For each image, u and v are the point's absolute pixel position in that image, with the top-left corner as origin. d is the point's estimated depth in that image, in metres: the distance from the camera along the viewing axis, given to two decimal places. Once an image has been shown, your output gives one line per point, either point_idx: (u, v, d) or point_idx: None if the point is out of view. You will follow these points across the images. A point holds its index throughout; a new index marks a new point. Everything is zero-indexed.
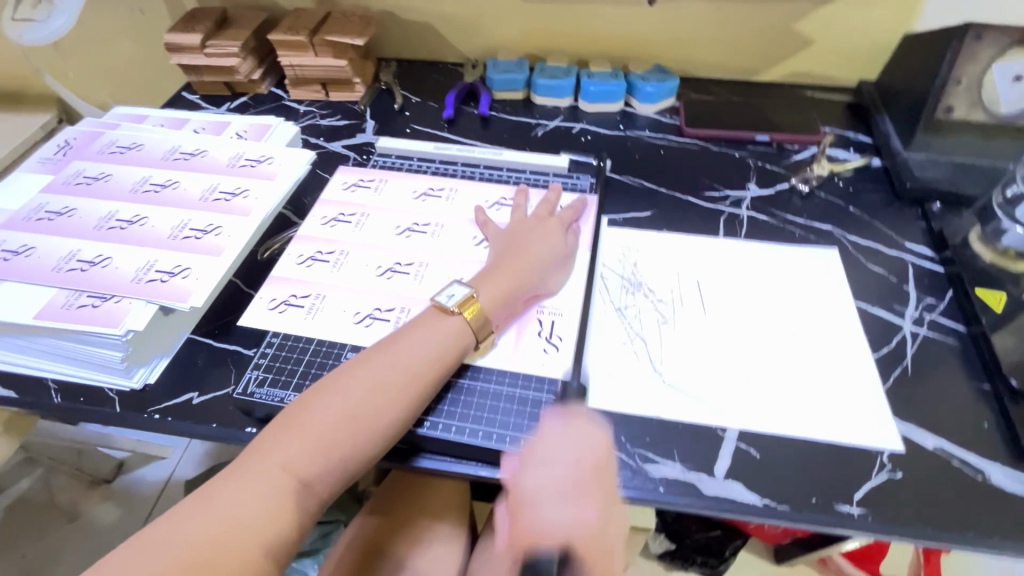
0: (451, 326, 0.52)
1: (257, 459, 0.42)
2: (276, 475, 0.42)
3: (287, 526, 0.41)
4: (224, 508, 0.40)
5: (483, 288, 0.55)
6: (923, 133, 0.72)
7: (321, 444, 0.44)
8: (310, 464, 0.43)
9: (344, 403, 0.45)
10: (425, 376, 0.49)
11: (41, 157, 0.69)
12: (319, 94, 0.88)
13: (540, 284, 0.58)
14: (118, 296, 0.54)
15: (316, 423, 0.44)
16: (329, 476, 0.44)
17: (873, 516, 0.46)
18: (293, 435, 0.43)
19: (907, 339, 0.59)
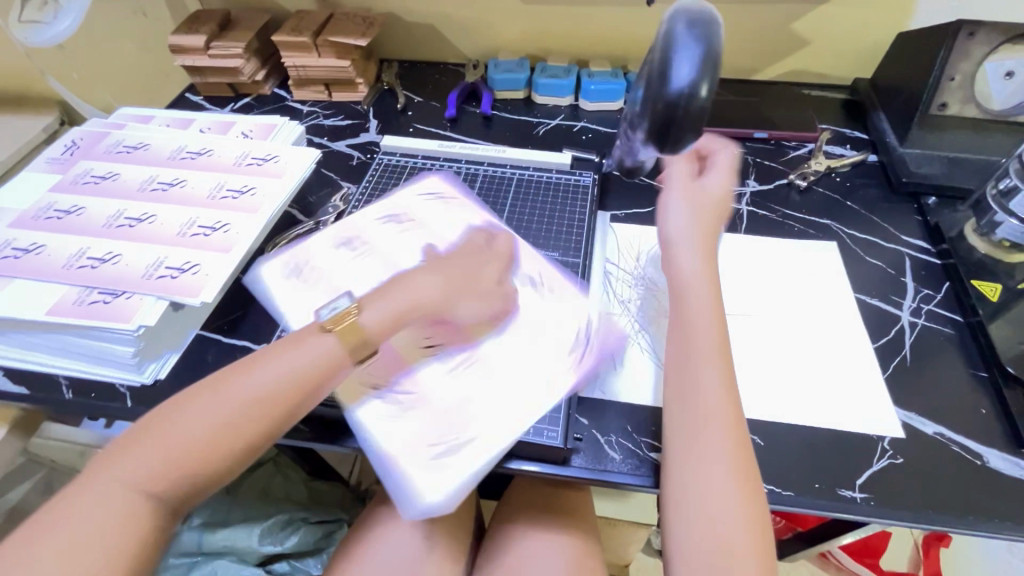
0: (322, 344, 0.46)
1: (94, 479, 0.39)
2: (124, 493, 0.39)
3: (119, 543, 0.38)
4: (59, 532, 0.37)
5: (369, 308, 0.48)
6: (918, 129, 0.74)
7: (176, 460, 0.40)
8: (160, 479, 0.40)
9: (205, 416, 0.41)
10: (299, 388, 0.44)
11: (48, 157, 0.69)
12: (322, 94, 0.89)
13: (443, 311, 0.52)
14: (129, 292, 0.54)
15: (171, 437, 0.40)
16: (176, 492, 0.40)
17: (875, 501, 0.47)
18: (147, 444, 0.40)
19: (905, 329, 0.60)
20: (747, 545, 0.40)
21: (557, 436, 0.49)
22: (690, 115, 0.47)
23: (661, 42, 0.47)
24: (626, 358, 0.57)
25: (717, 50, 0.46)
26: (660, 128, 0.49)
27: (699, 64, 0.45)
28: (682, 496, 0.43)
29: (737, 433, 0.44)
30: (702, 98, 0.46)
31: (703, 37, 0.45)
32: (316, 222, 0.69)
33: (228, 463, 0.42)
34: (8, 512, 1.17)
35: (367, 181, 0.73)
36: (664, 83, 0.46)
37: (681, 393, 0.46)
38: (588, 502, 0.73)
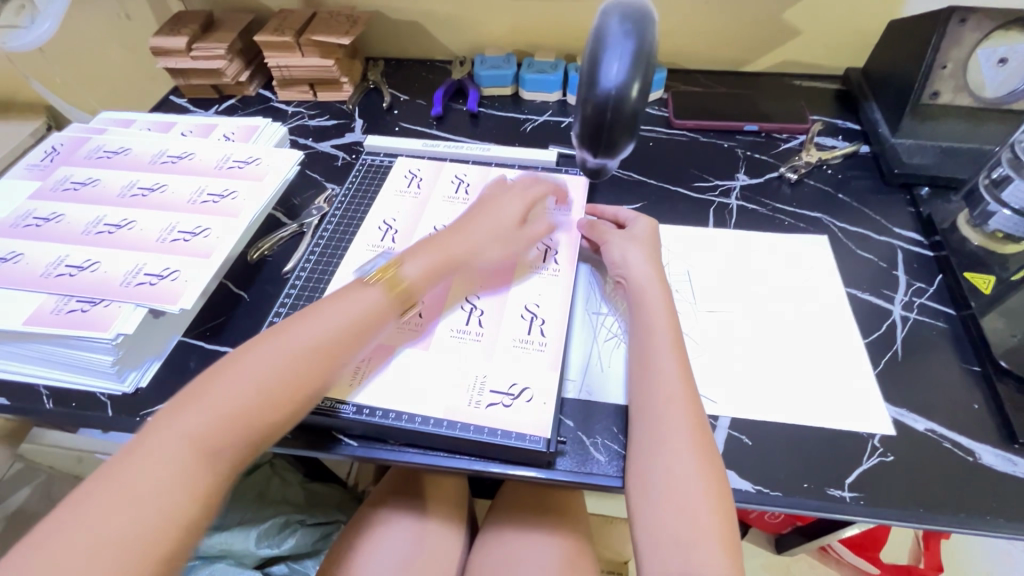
0: (371, 296, 0.51)
1: (153, 435, 0.41)
2: (182, 448, 0.40)
3: (190, 499, 0.39)
4: (122, 488, 0.38)
5: (411, 262, 0.55)
6: (910, 119, 0.72)
7: (228, 415, 0.42)
8: (216, 433, 0.41)
9: (257, 371, 0.44)
10: (344, 341, 0.48)
11: (27, 164, 0.69)
12: (307, 94, 0.88)
13: (470, 262, 0.58)
14: (107, 300, 0.53)
15: (224, 392, 0.43)
16: (234, 448, 0.42)
17: (865, 500, 0.47)
18: (198, 406, 0.42)
19: (897, 324, 0.59)
20: (713, 525, 0.42)
21: (540, 441, 0.48)
22: (621, 118, 0.44)
23: (592, 40, 0.44)
24: (612, 359, 0.56)
25: (651, 48, 0.43)
26: (594, 133, 0.45)
27: (632, 60, 0.42)
28: (650, 481, 0.45)
29: (697, 419, 0.47)
30: (633, 100, 0.43)
31: (633, 33, 0.42)
32: (299, 224, 0.68)
33: (278, 418, 0.44)
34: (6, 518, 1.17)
35: (350, 182, 0.72)
36: (592, 83, 0.43)
37: (644, 381, 0.50)
38: (580, 502, 0.72)
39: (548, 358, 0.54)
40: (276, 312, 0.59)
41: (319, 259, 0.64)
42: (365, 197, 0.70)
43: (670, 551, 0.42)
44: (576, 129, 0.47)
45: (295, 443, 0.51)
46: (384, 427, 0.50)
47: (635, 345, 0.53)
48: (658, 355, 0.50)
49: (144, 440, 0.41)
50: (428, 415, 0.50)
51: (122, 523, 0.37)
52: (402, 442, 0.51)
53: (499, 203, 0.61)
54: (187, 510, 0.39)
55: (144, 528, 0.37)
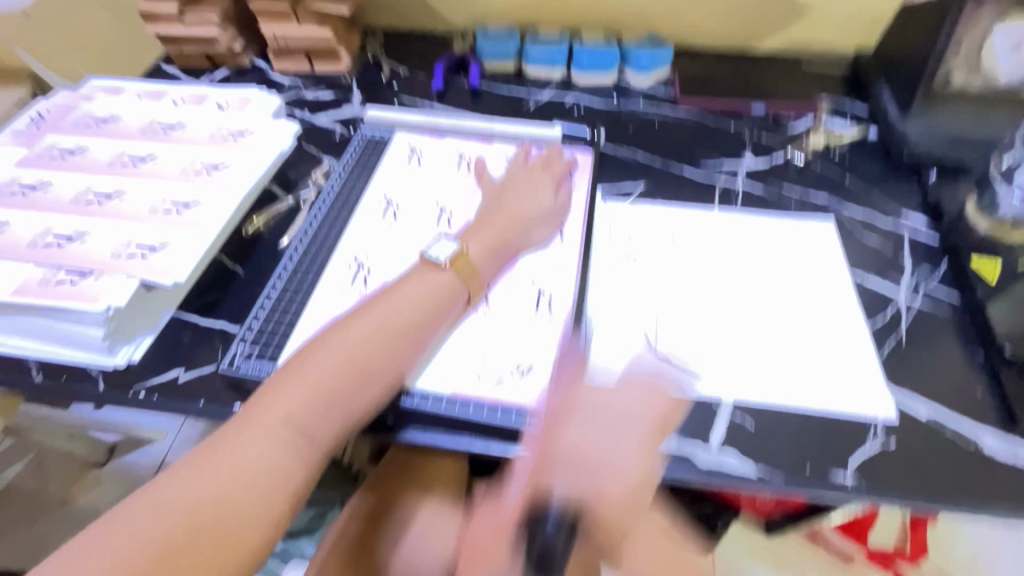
0: (441, 279, 0.52)
1: (253, 413, 0.43)
2: (279, 429, 0.42)
3: (291, 477, 0.42)
4: (230, 464, 0.40)
5: (471, 242, 0.56)
6: (920, 103, 0.70)
7: (323, 400, 0.44)
8: (312, 415, 0.43)
9: (343, 354, 0.46)
10: (422, 323, 0.50)
11: (13, 130, 0.66)
12: (304, 65, 0.85)
13: (526, 233, 0.59)
14: (97, 272, 0.52)
15: (317, 375, 0.44)
16: (328, 429, 0.44)
17: (866, 485, 0.47)
18: (292, 388, 0.43)
19: (901, 310, 0.58)
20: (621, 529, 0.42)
21: (539, 420, 0.48)
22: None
23: None
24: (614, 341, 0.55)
25: None
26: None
27: None
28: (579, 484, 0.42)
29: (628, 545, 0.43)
30: None
31: None
32: (296, 199, 0.67)
33: (366, 403, 0.46)
34: None
35: (348, 156, 0.70)
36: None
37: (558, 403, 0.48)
38: None
39: (553, 334, 0.53)
40: (273, 285, 0.57)
41: (316, 234, 0.62)
42: (365, 171, 0.68)
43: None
44: None
45: None
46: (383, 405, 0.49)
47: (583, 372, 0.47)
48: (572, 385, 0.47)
49: (244, 418, 0.42)
50: (428, 391, 0.50)
51: (229, 498, 0.39)
52: (401, 421, 0.50)
53: (533, 181, 0.63)
54: (291, 487, 0.42)
55: (252, 500, 0.40)
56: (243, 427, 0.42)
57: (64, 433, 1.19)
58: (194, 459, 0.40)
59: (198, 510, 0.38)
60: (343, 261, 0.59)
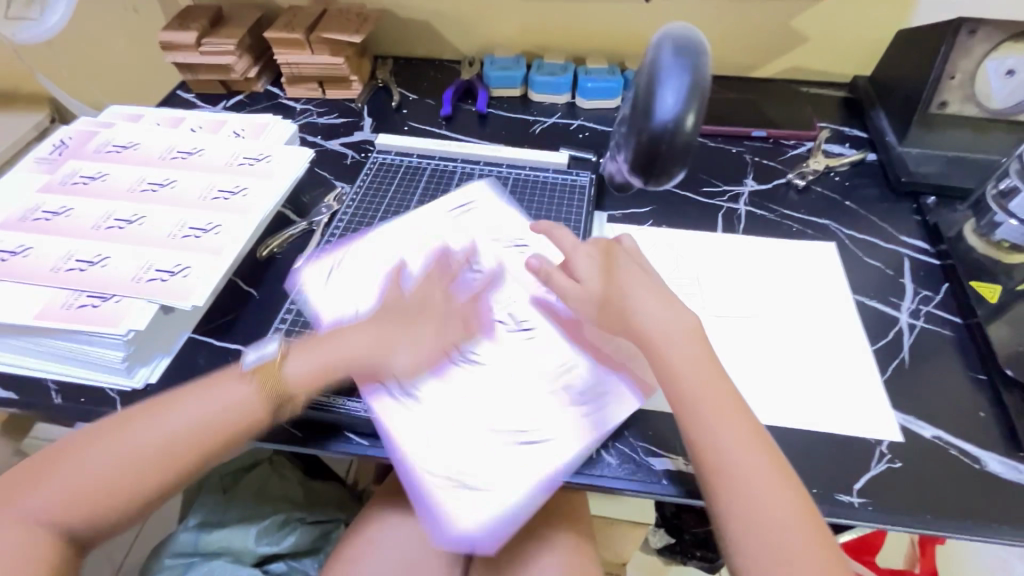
0: (239, 389, 0.48)
1: (65, 462, 0.43)
2: (29, 526, 0.41)
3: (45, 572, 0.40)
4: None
5: (296, 355, 0.50)
6: (917, 128, 0.73)
7: (126, 463, 0.43)
8: (114, 475, 0.43)
9: (180, 422, 0.45)
10: (219, 422, 0.46)
11: (36, 157, 0.68)
12: (316, 91, 0.87)
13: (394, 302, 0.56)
14: (118, 296, 0.53)
15: (91, 469, 0.43)
16: (132, 492, 0.44)
17: (873, 506, 0.47)
18: (51, 481, 0.42)
19: (904, 331, 0.59)
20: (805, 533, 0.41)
21: None
22: (676, 144, 0.51)
23: (649, 73, 0.51)
24: None
25: (702, 82, 0.50)
26: (649, 158, 0.52)
27: (684, 95, 0.49)
28: (738, 508, 0.42)
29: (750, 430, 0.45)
30: (687, 127, 0.50)
31: (690, 69, 0.49)
32: (309, 222, 0.68)
33: (175, 476, 0.45)
34: None
35: (360, 181, 0.72)
36: (651, 112, 0.50)
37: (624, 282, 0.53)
38: (584, 504, 0.72)
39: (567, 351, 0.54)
40: (287, 310, 0.59)
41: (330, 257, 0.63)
42: (376, 195, 0.70)
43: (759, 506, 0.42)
44: (630, 155, 0.54)
45: (306, 443, 0.51)
46: None
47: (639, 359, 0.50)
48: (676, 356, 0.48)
49: (25, 491, 0.42)
50: None
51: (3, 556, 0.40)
52: None
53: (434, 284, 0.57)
54: None
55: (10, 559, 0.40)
56: (46, 477, 0.43)
57: None
58: None
59: None
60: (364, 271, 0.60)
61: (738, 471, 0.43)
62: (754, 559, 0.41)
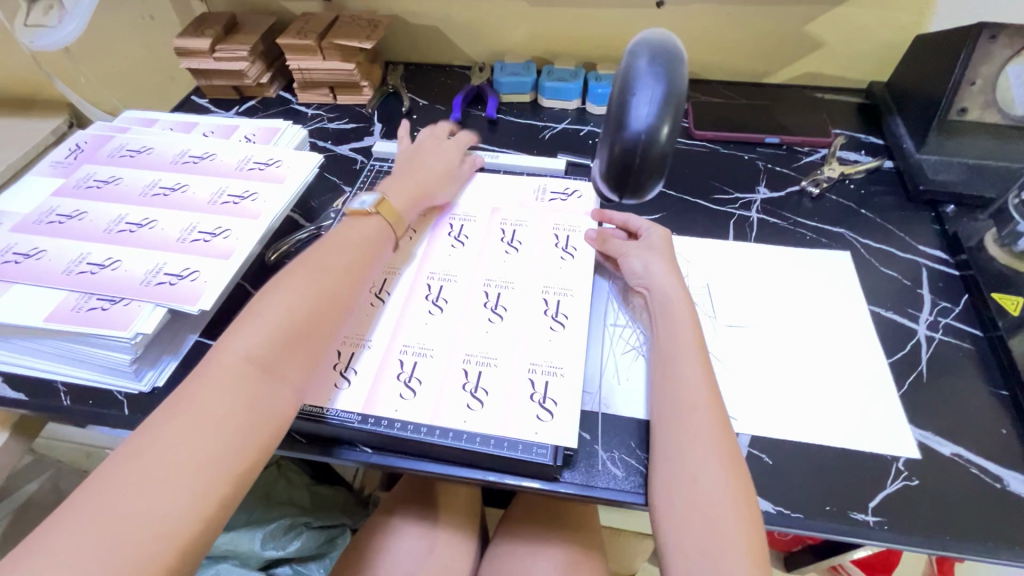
0: (372, 223, 0.56)
1: (215, 360, 0.42)
2: (235, 374, 0.41)
3: (255, 418, 0.41)
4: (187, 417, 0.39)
5: (392, 193, 0.61)
6: (936, 135, 0.71)
7: (278, 339, 0.44)
8: (271, 347, 0.43)
9: (295, 292, 0.47)
10: (362, 265, 0.52)
11: (51, 161, 0.69)
12: (327, 97, 0.88)
13: (436, 195, 0.65)
14: (128, 299, 0.53)
15: (273, 315, 0.45)
16: (293, 364, 0.44)
17: (889, 525, 0.45)
18: (244, 333, 0.44)
19: (921, 344, 0.58)
20: (741, 544, 0.41)
21: (546, 454, 0.47)
22: (648, 162, 0.47)
23: (622, 79, 0.47)
24: (629, 372, 0.55)
25: (680, 90, 0.46)
26: (620, 175, 0.49)
27: (660, 104, 0.45)
28: (676, 490, 0.44)
29: (722, 427, 0.46)
30: (662, 140, 0.46)
31: (664, 75, 0.45)
32: (316, 227, 0.68)
33: (329, 324, 0.47)
34: None
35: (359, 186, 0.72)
36: (622, 127, 0.46)
37: (661, 276, 0.56)
38: (593, 516, 0.71)
39: (571, 360, 0.53)
40: None
41: None
42: None
43: (708, 499, 0.42)
44: (605, 169, 0.50)
45: (311, 449, 0.50)
46: (393, 437, 0.49)
47: (656, 357, 0.52)
48: (682, 361, 0.50)
49: (209, 367, 0.42)
50: (433, 424, 0.49)
51: (202, 445, 0.38)
52: (415, 452, 0.50)
53: (440, 149, 0.69)
54: (253, 434, 0.40)
55: (214, 456, 0.38)
56: (206, 376, 0.41)
57: (82, 454, 1.19)
58: (155, 424, 0.39)
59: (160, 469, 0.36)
60: None
61: (688, 458, 0.44)
62: (688, 533, 0.42)
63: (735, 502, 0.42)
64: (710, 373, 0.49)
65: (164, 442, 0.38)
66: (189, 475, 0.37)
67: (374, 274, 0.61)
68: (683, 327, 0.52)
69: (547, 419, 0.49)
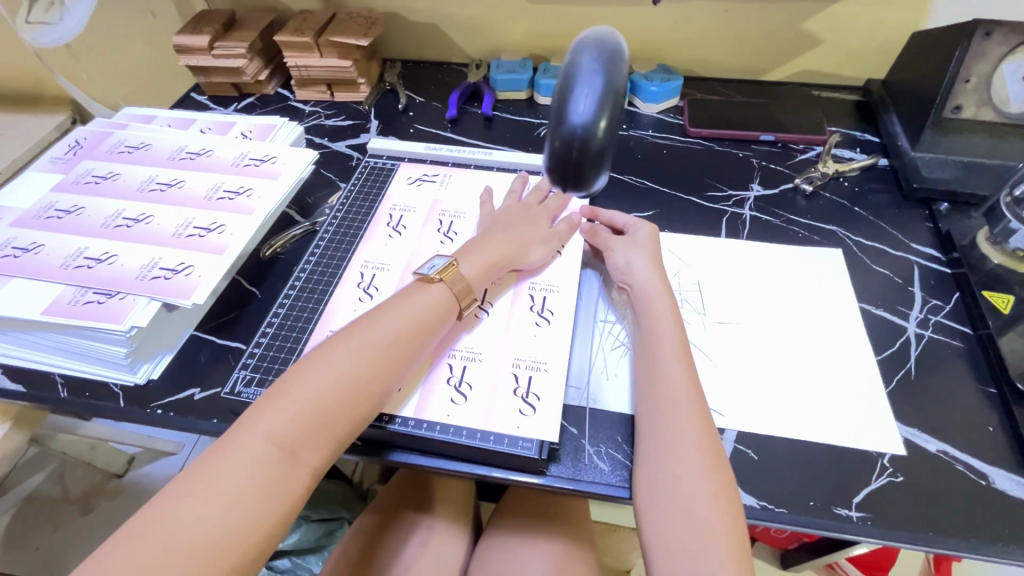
0: (435, 292, 0.52)
1: (238, 433, 0.41)
2: (262, 447, 0.40)
3: (270, 502, 0.39)
4: (208, 488, 0.38)
5: (466, 262, 0.55)
6: (932, 132, 0.71)
7: (308, 418, 0.42)
8: (296, 433, 0.41)
9: (335, 372, 0.44)
10: (415, 338, 0.49)
11: (51, 157, 0.70)
12: (325, 94, 0.89)
13: (521, 258, 0.59)
14: (123, 293, 0.54)
15: (309, 391, 0.43)
16: (315, 448, 0.42)
17: (873, 521, 0.46)
18: (279, 406, 0.42)
19: (911, 342, 0.58)
20: (722, 538, 0.41)
21: (532, 447, 0.48)
22: (584, 148, 0.60)
23: (567, 74, 0.59)
24: (616, 367, 0.55)
25: (617, 86, 0.58)
26: (565, 166, 0.62)
27: (598, 100, 0.57)
28: (658, 487, 0.44)
29: (704, 425, 0.46)
30: (599, 131, 0.58)
31: (602, 74, 0.57)
32: (311, 223, 0.69)
33: (363, 407, 0.44)
34: (19, 503, 1.19)
35: (353, 182, 0.72)
36: (562, 120, 0.58)
37: (644, 272, 0.57)
38: (584, 510, 0.72)
39: (556, 354, 0.54)
40: (274, 313, 0.59)
41: (319, 260, 0.63)
42: (369, 196, 0.70)
43: (690, 499, 0.43)
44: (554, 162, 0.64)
45: None
46: (381, 431, 0.50)
47: (639, 352, 0.52)
48: (664, 360, 0.50)
49: (238, 437, 0.41)
50: (420, 418, 0.50)
51: (210, 523, 0.37)
52: (403, 445, 0.50)
53: (530, 215, 0.62)
54: (265, 513, 0.39)
55: (219, 536, 0.36)
56: (221, 456, 0.39)
57: (85, 446, 1.17)
58: (178, 485, 0.38)
59: (172, 541, 0.36)
60: (355, 269, 0.62)
61: (670, 458, 0.45)
62: (671, 532, 0.42)
63: (721, 506, 0.43)
64: (693, 372, 0.50)
65: (177, 512, 0.37)
66: (193, 554, 0.35)
67: (363, 269, 0.62)
68: (666, 326, 0.52)
69: (529, 413, 0.50)
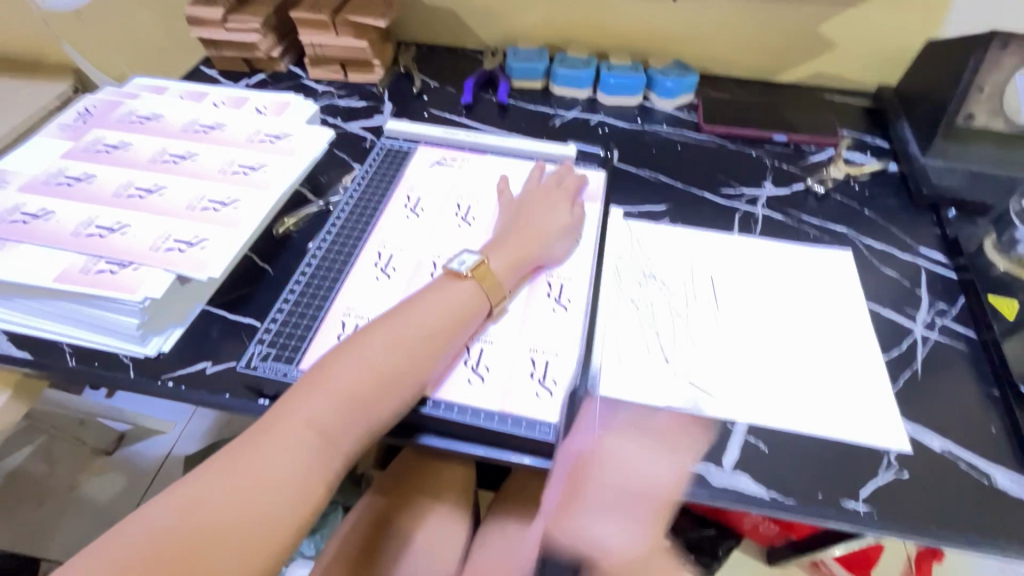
0: (466, 287, 0.52)
1: (277, 419, 0.41)
2: (303, 435, 0.40)
3: (308, 488, 0.40)
4: (250, 473, 0.38)
5: (493, 256, 0.56)
6: (942, 140, 0.72)
7: (347, 409, 0.42)
8: (337, 422, 0.42)
9: (373, 365, 0.44)
10: (448, 331, 0.49)
11: (61, 123, 0.69)
12: (338, 74, 0.88)
13: (544, 252, 0.59)
14: (136, 264, 0.53)
15: (346, 382, 0.43)
16: (352, 438, 0.42)
17: (878, 514, 0.47)
18: (318, 396, 0.42)
19: (917, 342, 0.59)
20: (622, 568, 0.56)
21: (549, 432, 0.48)
22: None
23: None
24: (631, 356, 0.56)
25: None
26: None
27: None
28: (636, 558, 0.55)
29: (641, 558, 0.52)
30: None
31: None
32: (325, 202, 0.68)
33: (397, 400, 0.45)
34: (7, 477, 1.18)
35: (370, 163, 0.72)
36: None
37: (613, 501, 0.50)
38: None
39: (571, 341, 0.54)
40: (291, 289, 0.58)
41: (335, 239, 0.63)
42: (386, 176, 0.70)
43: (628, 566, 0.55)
44: None
45: None
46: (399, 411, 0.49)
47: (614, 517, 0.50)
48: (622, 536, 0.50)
49: (277, 424, 0.41)
50: (437, 398, 0.50)
51: (252, 505, 0.37)
52: (418, 426, 0.50)
53: (550, 203, 0.63)
54: (303, 499, 0.39)
55: (263, 520, 0.37)
56: (261, 444, 0.39)
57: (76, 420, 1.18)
58: (218, 466, 0.39)
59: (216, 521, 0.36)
60: (372, 250, 0.61)
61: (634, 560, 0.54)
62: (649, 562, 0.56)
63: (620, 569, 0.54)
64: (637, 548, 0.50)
65: (219, 495, 0.37)
66: (237, 534, 0.36)
67: (380, 249, 0.61)
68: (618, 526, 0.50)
69: (545, 397, 0.50)
